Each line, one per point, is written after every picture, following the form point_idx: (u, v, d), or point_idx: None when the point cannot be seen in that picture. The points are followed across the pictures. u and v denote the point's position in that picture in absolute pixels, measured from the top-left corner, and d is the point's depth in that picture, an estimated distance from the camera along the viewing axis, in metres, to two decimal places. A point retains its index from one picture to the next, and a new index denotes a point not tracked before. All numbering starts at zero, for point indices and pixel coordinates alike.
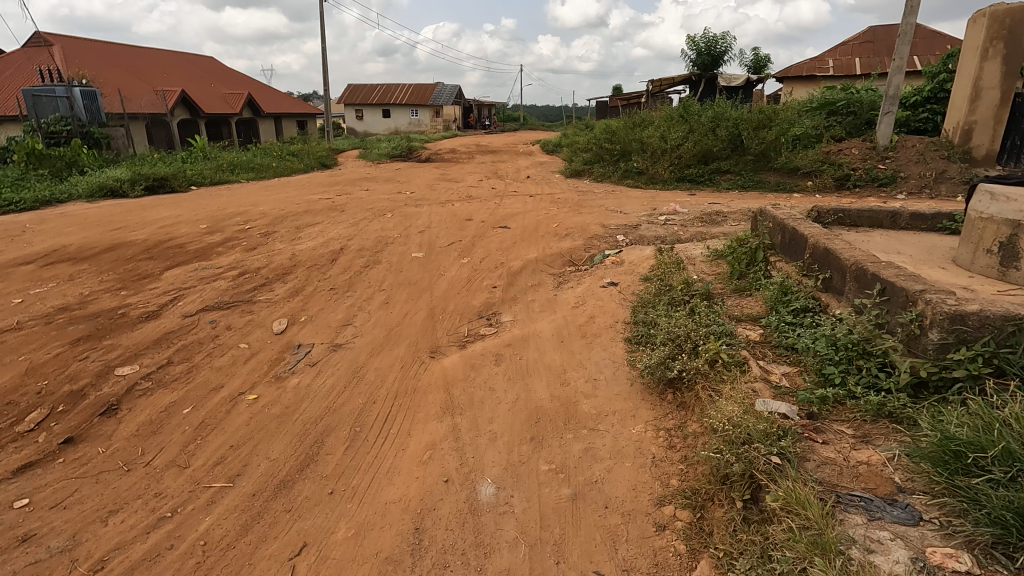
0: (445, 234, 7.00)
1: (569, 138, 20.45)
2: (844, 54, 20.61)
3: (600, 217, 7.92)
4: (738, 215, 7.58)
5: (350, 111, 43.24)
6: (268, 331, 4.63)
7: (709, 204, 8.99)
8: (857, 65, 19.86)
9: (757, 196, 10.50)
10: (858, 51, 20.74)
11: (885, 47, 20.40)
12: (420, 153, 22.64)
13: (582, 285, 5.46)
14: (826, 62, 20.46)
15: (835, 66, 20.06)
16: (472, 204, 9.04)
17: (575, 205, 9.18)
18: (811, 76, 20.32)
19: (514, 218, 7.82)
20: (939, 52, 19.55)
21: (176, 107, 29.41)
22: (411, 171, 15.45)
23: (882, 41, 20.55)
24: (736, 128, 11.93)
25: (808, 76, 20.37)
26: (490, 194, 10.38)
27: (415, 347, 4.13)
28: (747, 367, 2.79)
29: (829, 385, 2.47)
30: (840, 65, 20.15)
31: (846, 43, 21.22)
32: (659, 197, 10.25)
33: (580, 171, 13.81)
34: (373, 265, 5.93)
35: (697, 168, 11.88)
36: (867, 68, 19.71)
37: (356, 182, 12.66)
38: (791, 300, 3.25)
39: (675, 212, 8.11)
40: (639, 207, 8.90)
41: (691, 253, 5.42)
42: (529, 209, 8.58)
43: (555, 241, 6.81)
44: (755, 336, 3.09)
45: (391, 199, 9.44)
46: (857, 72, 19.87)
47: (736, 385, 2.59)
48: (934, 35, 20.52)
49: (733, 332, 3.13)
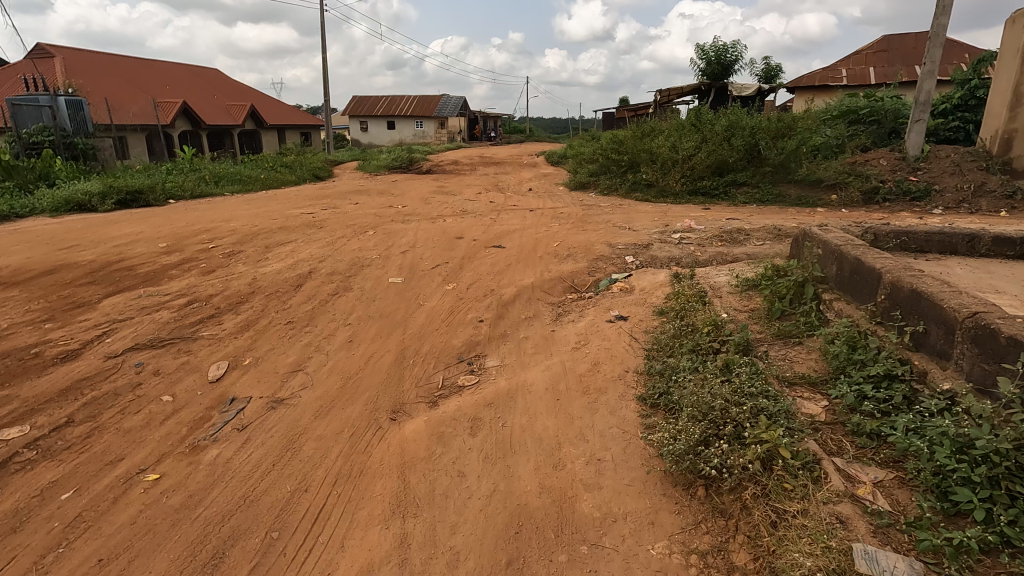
0: (430, 254, 6.19)
1: (574, 150, 19.69)
2: (858, 64, 19.80)
3: (606, 235, 7.09)
4: (762, 234, 6.73)
5: (355, 122, 42.82)
6: (201, 378, 3.81)
7: (728, 220, 8.14)
8: (872, 74, 19.06)
9: (777, 211, 9.64)
10: (872, 61, 19.94)
11: (901, 56, 19.60)
12: (420, 165, 21.99)
13: (585, 318, 4.62)
14: (840, 71, 19.67)
15: (849, 76, 19.25)
16: (466, 219, 8.24)
17: (579, 221, 8.36)
18: (825, 86, 19.51)
19: (509, 236, 7.02)
20: (958, 61, 18.68)
21: (177, 119, 29.04)
22: (408, 183, 14.74)
23: (899, 50, 19.75)
24: (753, 138, 11.10)
25: (821, 86, 19.55)
26: (487, 208, 9.58)
27: (373, 405, 3.29)
28: (823, 476, 1.98)
29: (967, 525, 1.71)
30: (854, 75, 19.33)
31: (860, 52, 20.42)
32: (671, 212, 9.41)
33: (586, 183, 13.01)
34: (343, 292, 5.12)
35: (711, 180, 11.05)
36: (883, 78, 18.89)
37: (347, 194, 11.93)
38: (867, 362, 2.42)
39: (691, 229, 7.28)
40: (650, 223, 8.07)
41: (716, 279, 4.57)
42: (528, 226, 7.76)
43: (555, 264, 5.98)
44: (822, 419, 2.28)
45: (378, 214, 8.67)
46: (872, 82, 19.07)
47: (817, 514, 1.87)
48: (952, 44, 19.66)
49: (790, 410, 2.30)
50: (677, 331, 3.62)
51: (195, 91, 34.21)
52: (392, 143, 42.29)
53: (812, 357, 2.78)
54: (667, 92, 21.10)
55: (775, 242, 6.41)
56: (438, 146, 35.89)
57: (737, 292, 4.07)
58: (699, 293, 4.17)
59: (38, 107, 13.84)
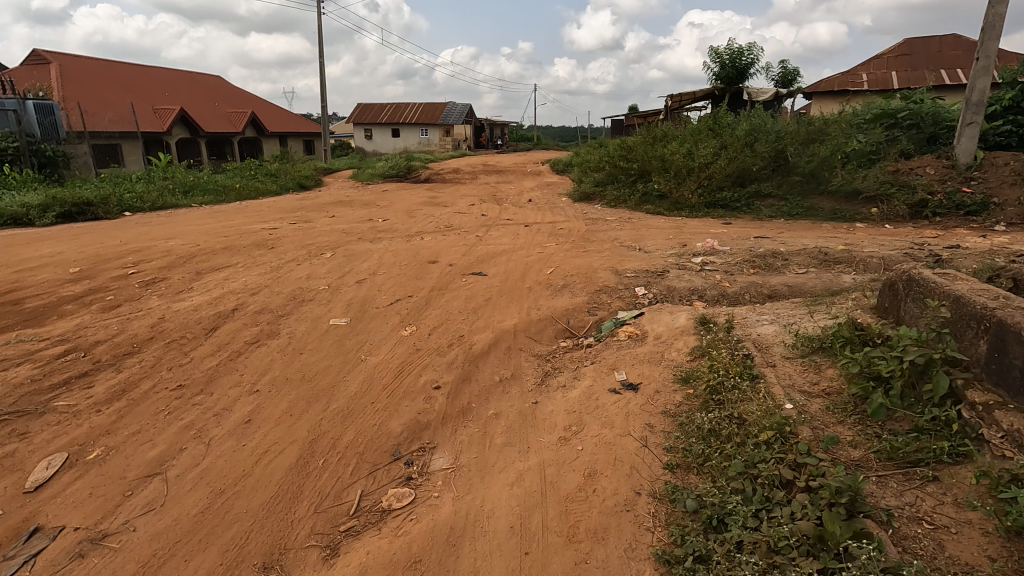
0: (392, 284, 5.00)
1: (580, 158, 18.54)
2: (878, 69, 18.51)
3: (612, 259, 5.88)
4: (802, 259, 5.48)
5: (360, 130, 41.95)
6: (15, 483, 2.61)
7: (757, 239, 6.91)
8: (895, 79, 17.75)
9: (811, 228, 8.38)
10: (893, 65, 18.60)
11: (923, 61, 18.22)
12: (419, 173, 20.90)
13: (580, 383, 3.39)
14: (861, 75, 18.40)
15: (870, 81, 17.87)
16: (448, 237, 7.05)
17: (581, 239, 7.17)
18: (844, 91, 18.20)
19: (494, 259, 5.81)
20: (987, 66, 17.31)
21: (174, 126, 28.27)
22: (399, 193, 13.62)
23: (921, 54, 18.41)
24: (779, 144, 9.88)
25: (840, 92, 18.17)
26: (477, 222, 8.40)
27: (233, 554, 2.12)
28: None
29: None
30: (875, 80, 17.92)
31: (881, 57, 19.12)
32: (687, 228, 8.18)
33: (591, 194, 11.79)
34: (266, 339, 3.93)
35: (732, 191, 9.81)
36: (906, 83, 17.59)
37: (326, 206, 10.80)
38: None
39: (715, 252, 6.05)
40: (664, 243, 6.84)
41: (761, 331, 3.33)
42: (520, 245, 6.56)
43: (547, 298, 4.77)
44: None
45: (349, 231, 7.51)
46: (894, 87, 17.76)
47: None
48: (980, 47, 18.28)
49: None
50: (716, 429, 2.40)
51: (194, 98, 33.49)
52: (395, 151, 41.36)
53: (980, 524, 1.60)
54: (678, 97, 19.91)
55: (821, 270, 5.16)
56: (441, 155, 34.86)
57: (796, 357, 2.84)
58: (742, 356, 2.93)
59: (2, 111, 12.87)
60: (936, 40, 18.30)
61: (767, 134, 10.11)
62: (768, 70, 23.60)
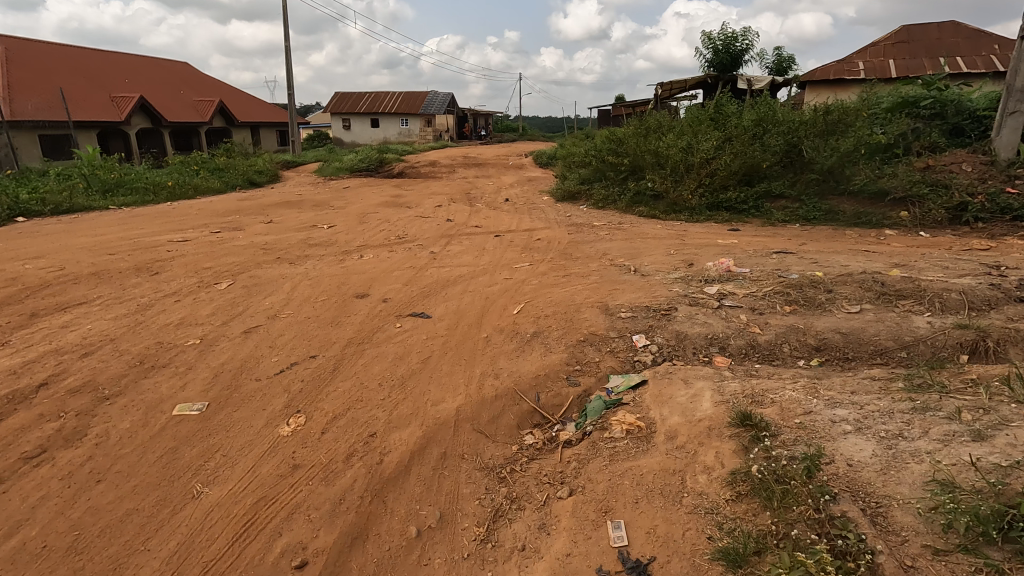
0: (294, 334, 3.57)
1: (566, 150, 17.06)
2: (874, 57, 17.07)
3: (600, 288, 4.50)
4: (849, 290, 4.12)
5: (337, 120, 40.01)
6: None
7: (778, 255, 5.57)
8: (892, 68, 16.31)
9: (834, 237, 7.10)
10: (890, 54, 17.23)
11: (921, 49, 16.88)
12: (392, 167, 19.34)
13: (549, 549, 2.04)
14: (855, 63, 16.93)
15: (866, 68, 16.38)
16: (397, 254, 5.63)
17: (562, 255, 5.77)
18: (839, 80, 16.48)
19: (447, 289, 4.40)
20: (990, 53, 15.95)
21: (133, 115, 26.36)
22: (361, 191, 12.12)
23: (919, 42, 17.04)
24: (792, 136, 8.53)
25: (835, 80, 16.65)
26: (438, 231, 6.98)
27: None
28: None
29: None
30: (870, 68, 16.42)
31: (877, 44, 17.82)
32: (688, 237, 6.83)
33: (576, 193, 10.37)
34: (57, 448, 2.50)
35: (738, 191, 8.50)
36: (904, 71, 16.25)
37: (269, 208, 9.31)
38: None
39: (732, 277, 4.70)
40: (664, 263, 5.47)
41: (856, 458, 1.99)
42: (484, 266, 5.14)
43: (509, 357, 3.38)
44: None
45: (275, 244, 6.03)
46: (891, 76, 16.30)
47: None
48: (981, 33, 16.93)
49: None
50: None
51: (155, 84, 31.41)
52: (375, 141, 39.52)
53: None
54: (669, 86, 18.52)
55: (882, 310, 3.84)
56: (420, 146, 33.11)
57: (958, 559, 1.53)
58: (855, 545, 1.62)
59: None
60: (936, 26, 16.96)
61: (778, 124, 8.77)
62: (760, 56, 22.15)
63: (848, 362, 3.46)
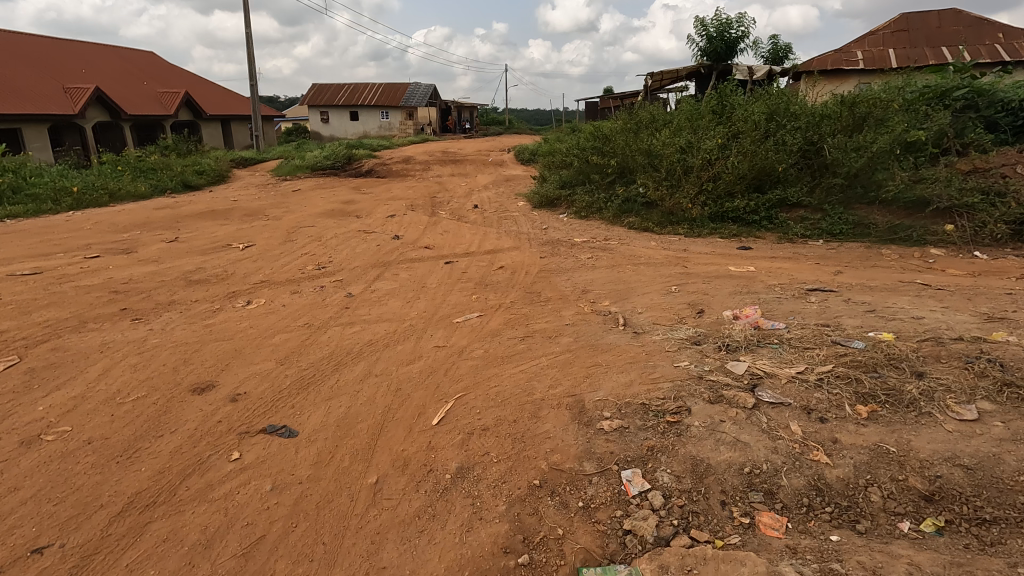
0: (39, 488, 2.07)
1: (547, 147, 15.53)
2: (874, 46, 15.64)
3: (573, 365, 3.04)
4: (951, 377, 2.68)
5: (313, 113, 38.16)
6: None
7: (816, 296, 4.13)
8: (892, 58, 14.81)
9: (870, 260, 5.72)
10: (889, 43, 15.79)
11: (923, 38, 15.49)
12: (360, 165, 17.72)
13: None
14: (854, 53, 15.14)
15: (866, 58, 14.91)
16: (300, 296, 4.12)
17: (525, 295, 4.31)
18: (836, 73, 15.03)
19: (342, 370, 2.91)
20: (995, 42, 14.55)
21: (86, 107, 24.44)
22: (312, 195, 10.57)
23: (920, 31, 15.61)
24: (812, 133, 7.13)
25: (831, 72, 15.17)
26: (372, 255, 5.49)
27: None
28: None
29: None
30: (870, 57, 14.97)
31: (874, 33, 16.42)
32: (690, 263, 5.41)
33: (555, 199, 8.89)
34: None
35: (747, 199, 7.09)
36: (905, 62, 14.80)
37: (187, 220, 7.73)
38: None
39: (764, 343, 3.25)
40: (662, 310, 4.02)
41: None
42: (412, 320, 3.65)
43: (403, 539, 1.91)
44: None
45: (145, 280, 4.51)
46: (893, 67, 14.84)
47: None
48: (985, 20, 15.61)
49: None
50: None
51: (113, 74, 29.36)
52: (352, 135, 37.70)
53: None
54: (659, 76, 17.04)
55: (1018, 417, 2.40)
56: (397, 140, 31.42)
57: None
58: None
59: None
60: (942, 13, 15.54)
61: (793, 120, 7.36)
62: (754, 45, 20.67)
63: (987, 529, 2.01)
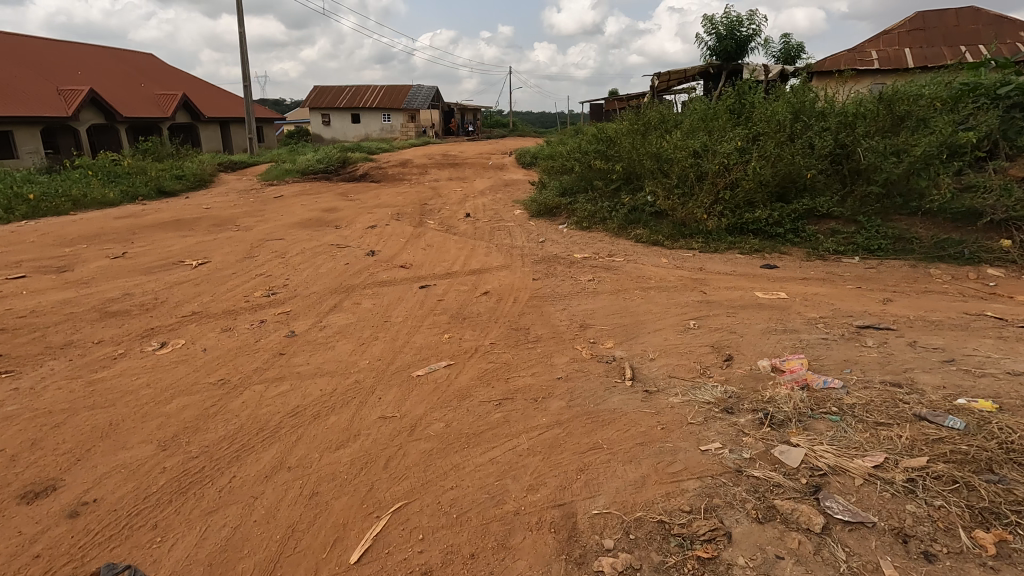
0: None
1: (548, 151, 14.76)
2: (891, 44, 14.79)
3: (562, 450, 2.22)
4: None
5: (315, 116, 37.56)
6: None
7: (872, 338, 3.29)
8: (912, 56, 13.97)
9: (918, 283, 4.90)
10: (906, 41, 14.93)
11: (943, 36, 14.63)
12: (354, 169, 16.99)
13: None
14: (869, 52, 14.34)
15: (883, 57, 14.05)
16: (229, 336, 3.33)
17: (509, 334, 3.50)
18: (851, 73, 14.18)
19: (245, 459, 2.12)
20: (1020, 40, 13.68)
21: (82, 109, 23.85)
22: (293, 202, 9.82)
23: (940, 28, 14.76)
24: (844, 134, 6.29)
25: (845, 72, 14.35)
26: (336, 277, 4.70)
27: None
28: None
29: None
30: (887, 57, 14.15)
31: (890, 31, 15.57)
32: (708, 288, 4.60)
33: (554, 208, 8.08)
34: None
35: (769, 210, 6.28)
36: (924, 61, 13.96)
37: (145, 232, 6.98)
38: None
39: (821, 416, 2.43)
40: (680, 356, 3.20)
41: None
42: (358, 372, 2.85)
43: None
44: None
45: (50, 312, 3.73)
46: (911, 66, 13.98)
47: None
48: (1007, 18, 14.75)
49: None
50: None
51: (109, 75, 28.80)
52: (352, 138, 37.02)
53: None
54: (666, 76, 16.23)
55: None
56: (397, 143, 30.72)
57: None
58: None
59: None
60: (963, 9, 14.68)
61: (822, 120, 6.52)
62: (763, 43, 19.87)
63: None
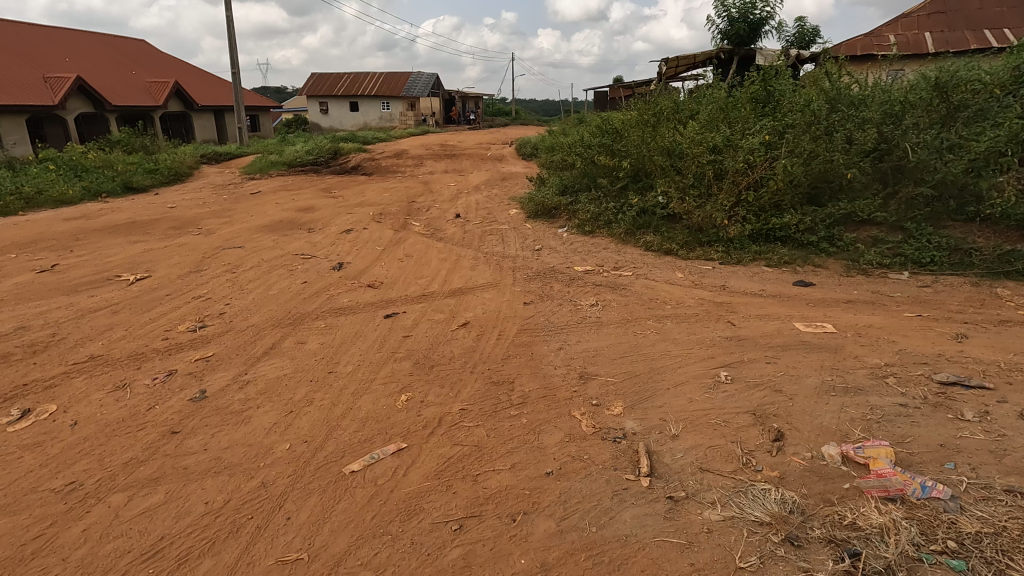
0: None
1: (550, 141, 13.86)
2: (909, 27, 13.57)
3: None
4: None
5: (313, 104, 36.60)
6: None
7: (967, 406, 2.47)
8: (930, 41, 12.73)
9: (987, 307, 4.09)
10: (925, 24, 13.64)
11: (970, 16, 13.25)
12: (347, 160, 16.14)
13: None
14: (886, 37, 13.16)
15: (900, 42, 12.87)
16: (120, 398, 2.55)
17: (486, 392, 2.70)
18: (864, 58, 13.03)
19: None
20: None
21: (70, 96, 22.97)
22: (270, 199, 9.02)
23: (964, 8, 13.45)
24: (888, 126, 5.42)
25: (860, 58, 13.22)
26: (286, 302, 3.91)
27: None
28: None
29: None
30: (906, 42, 12.99)
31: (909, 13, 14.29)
32: (735, 316, 3.79)
33: (554, 208, 7.25)
34: None
35: (799, 214, 5.46)
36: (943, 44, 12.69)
37: (91, 237, 6.20)
38: None
39: (935, 562, 1.63)
40: (712, 430, 2.41)
41: None
42: (270, 465, 2.07)
43: None
44: None
45: None
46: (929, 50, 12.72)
47: None
48: None
49: None
50: None
51: (97, 62, 27.87)
52: (352, 127, 36.09)
53: None
54: (675, 62, 15.22)
55: None
56: (394, 132, 29.69)
57: None
58: None
59: None
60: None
61: (863, 109, 5.64)
62: (776, 27, 18.81)
63: None
